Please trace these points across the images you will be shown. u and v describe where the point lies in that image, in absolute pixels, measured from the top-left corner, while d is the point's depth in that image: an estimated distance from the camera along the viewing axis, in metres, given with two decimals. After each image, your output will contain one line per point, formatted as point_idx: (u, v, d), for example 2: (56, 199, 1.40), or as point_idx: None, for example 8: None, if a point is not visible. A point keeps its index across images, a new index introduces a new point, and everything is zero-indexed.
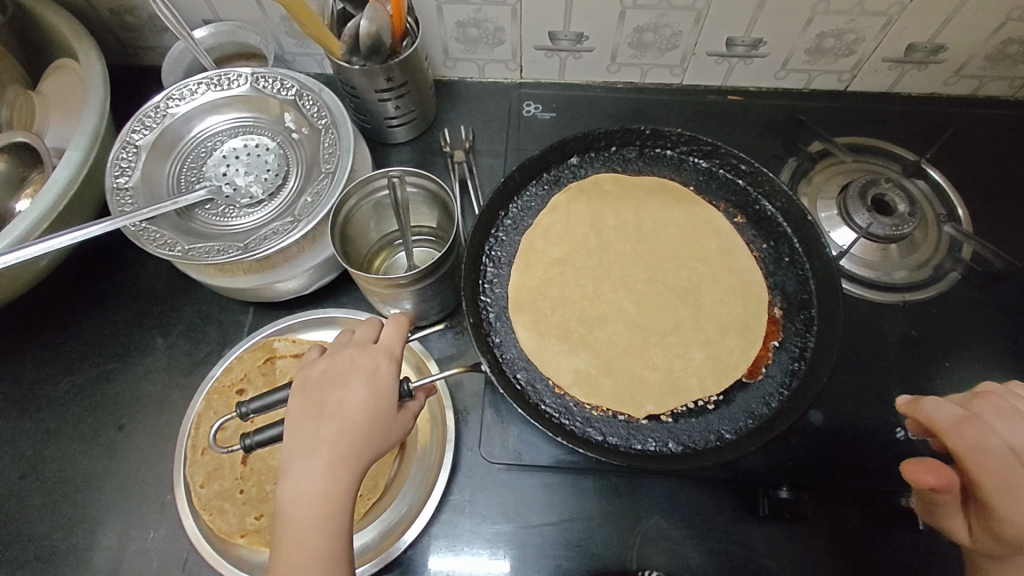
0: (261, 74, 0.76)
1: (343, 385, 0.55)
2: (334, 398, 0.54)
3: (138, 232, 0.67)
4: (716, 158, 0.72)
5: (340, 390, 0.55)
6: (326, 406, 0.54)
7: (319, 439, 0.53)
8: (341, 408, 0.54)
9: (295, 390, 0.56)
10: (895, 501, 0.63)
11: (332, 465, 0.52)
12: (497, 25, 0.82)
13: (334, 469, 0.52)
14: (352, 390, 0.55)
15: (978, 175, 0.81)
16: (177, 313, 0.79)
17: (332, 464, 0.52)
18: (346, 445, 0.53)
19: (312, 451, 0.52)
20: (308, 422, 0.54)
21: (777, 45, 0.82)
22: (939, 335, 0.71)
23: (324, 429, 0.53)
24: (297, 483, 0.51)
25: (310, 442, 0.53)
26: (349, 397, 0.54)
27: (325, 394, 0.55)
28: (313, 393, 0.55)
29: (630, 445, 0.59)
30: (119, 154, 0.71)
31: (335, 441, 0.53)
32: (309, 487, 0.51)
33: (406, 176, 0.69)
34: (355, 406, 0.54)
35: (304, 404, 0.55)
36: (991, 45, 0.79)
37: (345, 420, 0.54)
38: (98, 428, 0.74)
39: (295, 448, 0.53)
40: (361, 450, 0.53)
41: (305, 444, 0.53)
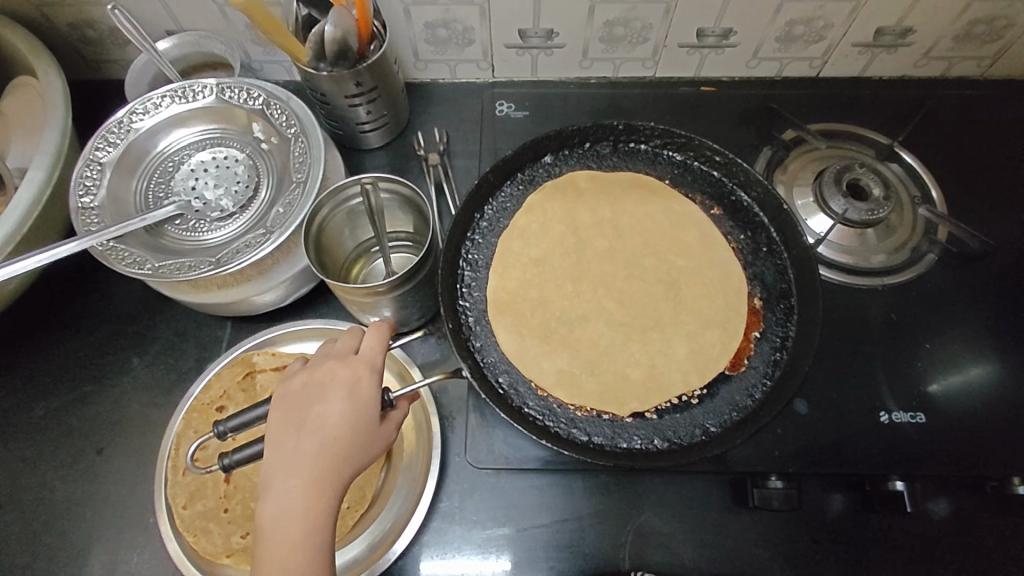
0: (226, 84, 0.74)
1: (324, 398, 0.54)
2: (314, 412, 0.54)
3: (106, 251, 0.65)
4: (690, 150, 0.71)
5: (321, 404, 0.54)
6: (306, 421, 0.53)
7: (299, 455, 0.52)
8: (322, 421, 0.53)
9: (274, 404, 0.55)
10: (881, 486, 0.63)
11: (313, 481, 0.51)
12: (466, 24, 0.81)
13: (315, 486, 0.51)
14: (333, 402, 0.54)
15: (951, 156, 0.81)
16: (153, 331, 0.77)
17: (314, 480, 0.51)
18: (327, 460, 0.52)
19: (292, 467, 0.51)
20: (288, 437, 0.53)
21: (747, 34, 0.81)
22: (920, 316, 0.71)
23: (304, 444, 0.52)
24: (278, 502, 0.51)
25: (290, 458, 0.52)
26: (330, 410, 0.53)
27: (305, 407, 0.54)
28: (292, 407, 0.54)
29: (616, 444, 0.59)
30: (83, 172, 0.70)
31: (316, 456, 0.52)
32: (290, 505, 0.50)
33: (379, 182, 0.68)
34: (335, 420, 0.53)
35: (284, 419, 0.54)
36: (958, 27, 0.79)
37: (325, 435, 0.53)
38: (77, 453, 0.72)
39: (275, 465, 0.52)
40: (342, 465, 0.52)
41: (285, 461, 0.52)
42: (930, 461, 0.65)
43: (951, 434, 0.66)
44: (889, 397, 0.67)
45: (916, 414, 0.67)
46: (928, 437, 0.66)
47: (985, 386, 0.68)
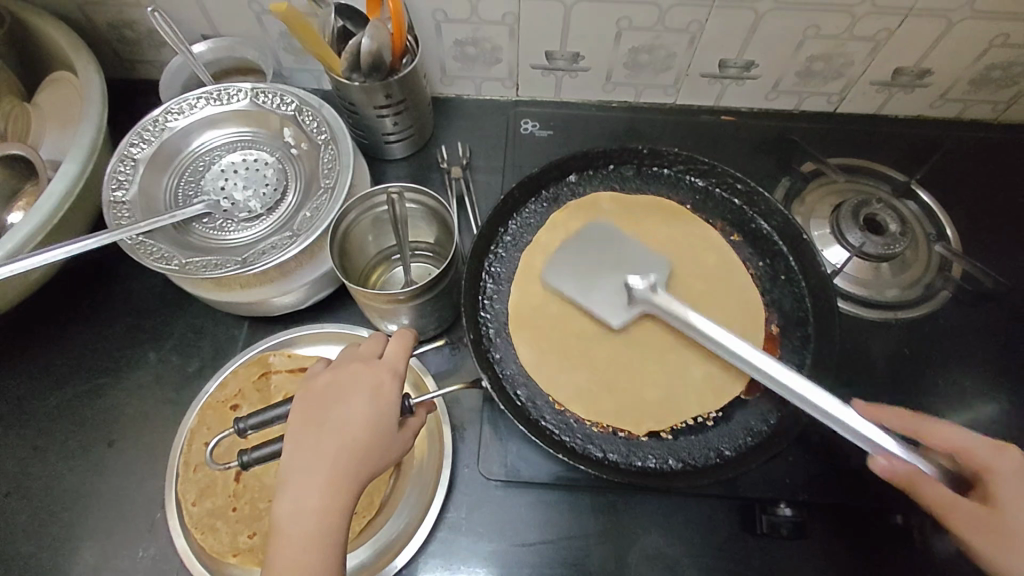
0: (261, 88, 0.76)
1: (345, 400, 0.55)
2: (336, 414, 0.54)
3: (135, 245, 0.66)
4: (713, 177, 0.73)
5: (342, 406, 0.54)
6: (327, 422, 0.54)
7: (318, 454, 0.52)
8: (343, 423, 0.54)
9: (296, 404, 0.56)
10: (890, 519, 0.64)
11: (331, 482, 0.51)
12: (495, 44, 0.83)
13: (332, 487, 0.51)
14: (354, 405, 0.54)
15: (964, 196, 0.83)
16: (170, 327, 0.78)
17: (332, 481, 0.52)
18: (344, 462, 0.52)
19: (311, 467, 0.52)
20: (308, 438, 0.53)
21: (768, 67, 0.84)
22: (932, 352, 0.72)
23: (324, 445, 0.53)
24: (294, 501, 0.51)
25: (309, 458, 0.52)
26: (351, 413, 0.54)
27: (326, 409, 0.55)
28: (314, 408, 0.55)
29: (631, 462, 0.59)
30: (116, 167, 0.71)
31: (335, 457, 0.52)
32: (306, 505, 0.51)
33: (405, 192, 0.70)
34: (356, 424, 0.54)
35: (305, 419, 0.54)
36: (974, 70, 0.81)
37: (346, 437, 0.53)
38: (87, 445, 0.72)
39: (294, 464, 0.52)
40: (361, 468, 0.53)
41: (303, 461, 0.52)
42: None
43: None
44: None
45: None
46: None
47: (994, 425, 0.69)
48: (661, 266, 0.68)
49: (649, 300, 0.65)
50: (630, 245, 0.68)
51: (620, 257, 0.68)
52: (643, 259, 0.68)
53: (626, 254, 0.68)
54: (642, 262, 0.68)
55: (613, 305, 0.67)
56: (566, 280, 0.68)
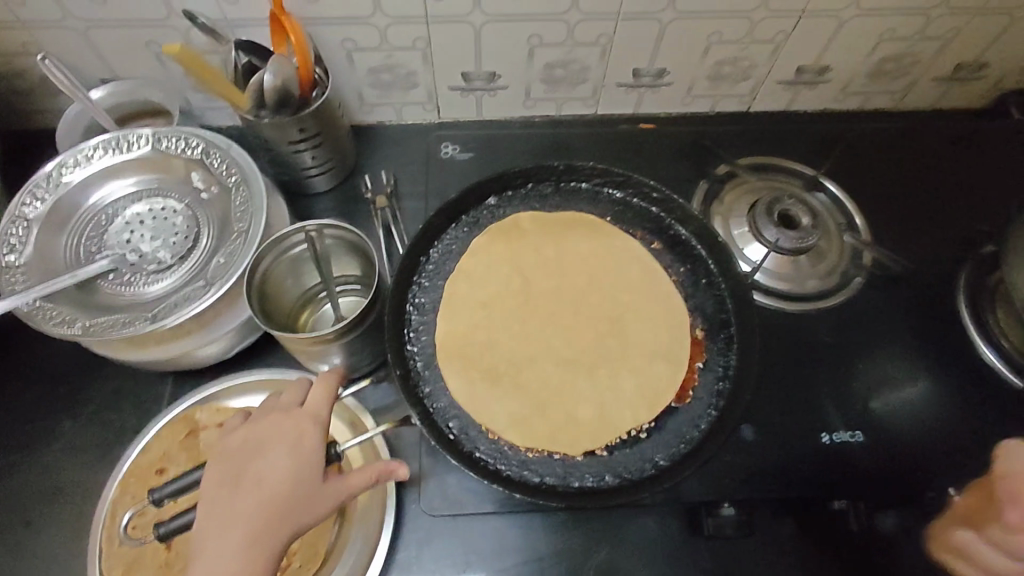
0: (162, 133, 0.73)
1: (263, 454, 0.53)
2: (254, 468, 0.52)
3: (32, 310, 0.63)
4: (629, 188, 0.74)
5: (260, 460, 0.53)
6: (244, 477, 0.52)
7: (233, 514, 0.50)
8: (261, 476, 0.52)
9: (212, 463, 0.54)
10: (829, 506, 0.66)
11: (249, 540, 0.49)
12: (409, 69, 0.83)
13: (248, 547, 0.49)
14: (273, 456, 0.53)
15: (873, 184, 0.87)
16: (87, 390, 0.73)
17: (250, 539, 0.49)
18: (262, 519, 0.50)
19: (227, 526, 0.50)
20: (226, 496, 0.52)
21: (680, 73, 0.86)
22: (854, 337, 0.75)
23: (242, 502, 0.51)
24: (209, 565, 0.48)
25: (226, 518, 0.50)
26: (269, 467, 0.52)
27: (244, 464, 0.53)
28: (231, 465, 0.53)
29: (568, 483, 0.59)
30: (7, 229, 0.67)
31: (252, 513, 0.50)
32: (222, 568, 0.48)
33: (324, 229, 0.68)
34: (275, 476, 0.52)
35: (221, 477, 0.53)
36: (869, 64, 0.86)
37: (264, 491, 0.51)
38: (2, 526, 0.67)
39: (210, 525, 0.50)
40: (282, 522, 0.51)
41: (219, 521, 0.50)
42: (871, 480, 0.67)
43: (889, 452, 0.68)
44: (831, 418, 0.70)
45: (856, 433, 0.69)
46: (869, 456, 0.68)
47: (917, 403, 0.71)
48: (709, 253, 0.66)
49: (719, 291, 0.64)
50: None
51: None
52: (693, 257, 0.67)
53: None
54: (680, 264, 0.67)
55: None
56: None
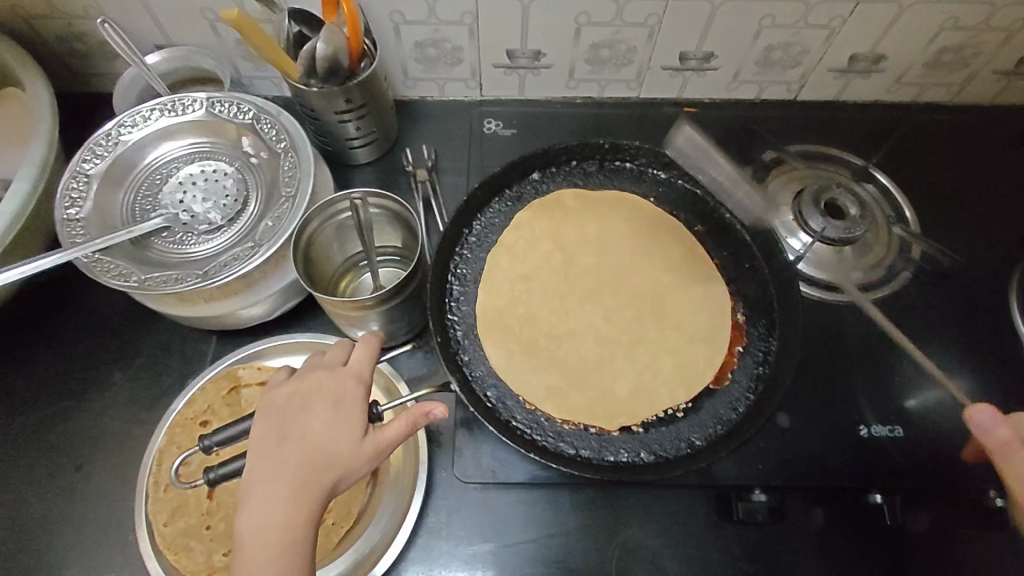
0: (216, 98, 0.74)
1: (308, 410, 0.55)
2: (299, 422, 0.54)
3: (91, 263, 0.65)
4: (674, 170, 0.73)
5: (305, 416, 0.54)
6: (290, 431, 0.54)
7: (280, 465, 0.52)
8: (306, 431, 0.54)
9: (258, 415, 0.56)
10: (863, 499, 0.65)
11: (294, 490, 0.51)
12: (456, 44, 0.83)
13: (296, 497, 0.51)
14: (317, 413, 0.54)
15: (923, 178, 0.84)
16: (136, 345, 0.76)
17: (294, 490, 0.51)
18: (308, 471, 0.52)
19: (273, 476, 0.52)
20: (271, 447, 0.53)
21: (728, 57, 0.84)
22: (896, 332, 0.73)
23: (288, 454, 0.53)
24: (257, 512, 0.51)
25: (272, 468, 0.52)
26: (314, 423, 0.54)
27: (289, 418, 0.55)
28: (276, 417, 0.55)
29: (603, 457, 0.60)
30: (69, 184, 0.70)
31: (297, 465, 0.52)
32: (269, 515, 0.51)
33: (368, 197, 0.69)
34: (320, 431, 0.54)
35: (266, 428, 0.54)
36: (927, 54, 0.83)
37: (308, 445, 0.53)
38: (53, 470, 0.70)
39: (257, 474, 0.52)
40: (325, 475, 0.52)
41: (266, 470, 0.52)
42: (907, 475, 0.66)
43: (927, 448, 0.67)
44: (869, 412, 0.69)
45: (894, 428, 0.68)
46: (906, 451, 0.67)
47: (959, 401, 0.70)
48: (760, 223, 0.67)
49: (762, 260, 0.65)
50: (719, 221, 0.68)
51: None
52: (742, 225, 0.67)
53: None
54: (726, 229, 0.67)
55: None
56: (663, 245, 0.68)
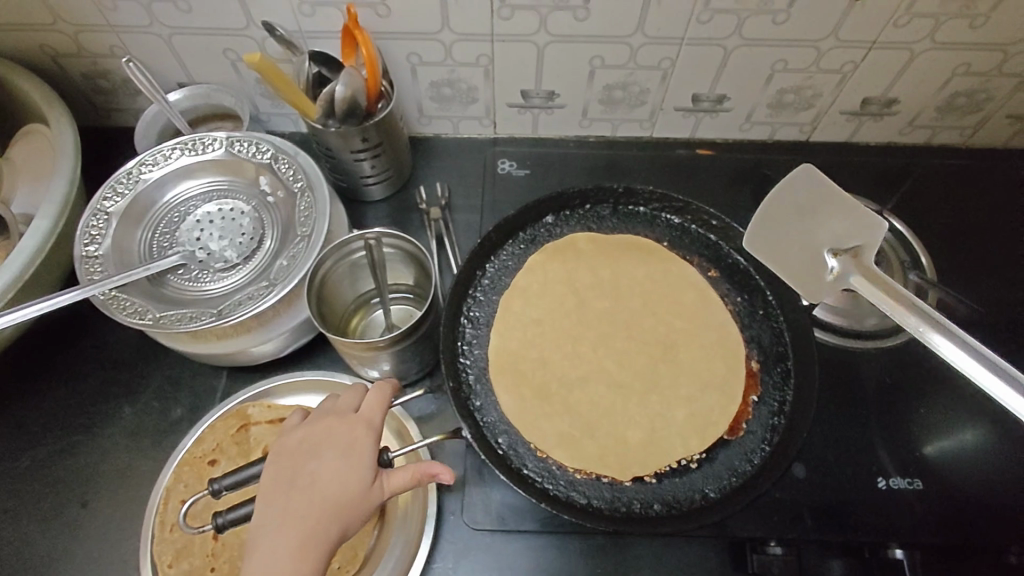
0: (236, 138, 0.76)
1: (318, 456, 0.55)
2: (307, 470, 0.54)
3: (107, 300, 0.66)
4: (688, 214, 0.73)
5: (315, 461, 0.54)
6: (298, 478, 0.54)
7: (287, 513, 0.52)
8: (314, 479, 0.53)
9: (268, 463, 0.56)
10: (882, 553, 0.63)
11: (299, 540, 0.50)
12: (471, 84, 0.84)
13: (300, 547, 0.50)
14: (327, 460, 0.54)
15: (937, 221, 0.84)
16: (146, 379, 0.76)
17: (299, 540, 0.51)
18: (314, 520, 0.51)
19: (279, 525, 0.51)
20: (280, 494, 0.53)
21: (740, 100, 0.85)
22: (914, 380, 0.72)
23: (295, 501, 0.52)
24: (260, 563, 0.50)
25: (278, 515, 0.52)
26: (323, 469, 0.54)
27: (299, 464, 0.55)
28: (287, 463, 0.55)
29: (615, 508, 0.59)
30: (89, 222, 0.71)
31: (303, 515, 0.52)
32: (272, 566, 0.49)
33: (382, 238, 0.69)
34: (327, 480, 0.53)
35: (276, 476, 0.54)
36: (940, 98, 0.83)
37: (316, 493, 0.53)
38: (60, 505, 0.70)
39: (263, 523, 0.52)
40: (331, 524, 0.52)
41: (273, 519, 0.52)
42: (928, 530, 0.64)
43: (947, 502, 0.66)
44: (886, 462, 0.68)
45: (914, 480, 0.67)
46: (927, 504, 0.66)
47: (980, 452, 0.68)
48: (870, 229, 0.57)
49: (854, 265, 0.56)
50: (833, 221, 0.58)
51: (809, 232, 0.59)
52: (852, 229, 0.57)
53: (819, 222, 0.59)
54: (838, 233, 0.58)
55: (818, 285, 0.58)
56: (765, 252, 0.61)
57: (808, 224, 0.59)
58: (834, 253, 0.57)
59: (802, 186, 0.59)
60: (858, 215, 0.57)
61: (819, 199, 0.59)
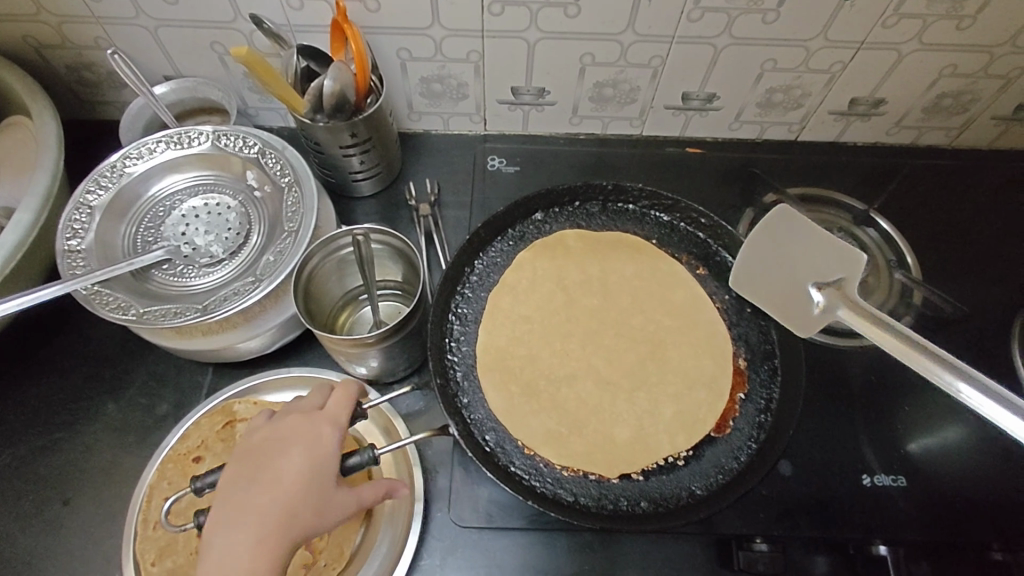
0: (222, 131, 0.75)
1: (280, 452, 0.54)
2: (269, 467, 0.54)
3: (90, 295, 0.65)
4: (677, 212, 0.73)
5: (277, 458, 0.54)
6: (259, 475, 0.53)
7: (248, 511, 0.52)
8: (278, 476, 0.53)
9: (231, 461, 0.55)
10: (866, 550, 0.64)
11: (260, 538, 0.50)
12: (461, 80, 0.84)
13: (260, 544, 0.50)
14: (290, 457, 0.54)
15: (923, 220, 0.85)
16: (131, 375, 0.75)
17: (262, 537, 0.50)
18: (276, 517, 0.51)
19: (242, 523, 0.51)
20: (243, 492, 0.53)
21: (730, 99, 0.86)
22: (899, 378, 0.73)
23: (256, 499, 0.52)
24: (222, 562, 0.50)
25: (239, 513, 0.52)
26: (284, 466, 0.53)
27: (261, 461, 0.54)
28: (249, 460, 0.55)
29: (602, 505, 0.59)
30: (71, 216, 0.70)
31: (266, 512, 0.51)
32: (233, 565, 0.49)
33: (371, 234, 0.69)
34: (289, 476, 0.53)
35: (239, 474, 0.54)
36: (926, 99, 0.84)
37: (279, 490, 0.52)
38: (41, 503, 0.69)
39: (226, 521, 0.51)
40: (294, 522, 0.51)
41: (236, 517, 0.51)
42: (911, 527, 0.65)
43: (931, 499, 0.66)
44: (872, 460, 0.68)
45: (898, 477, 0.67)
46: (910, 501, 0.66)
47: (963, 449, 0.69)
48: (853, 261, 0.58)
49: (839, 297, 0.58)
50: (811, 256, 0.61)
51: (792, 269, 0.62)
52: (834, 262, 0.60)
53: (799, 258, 0.61)
54: (820, 268, 0.60)
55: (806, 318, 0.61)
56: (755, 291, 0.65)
57: (786, 261, 0.62)
58: (819, 288, 0.60)
59: (788, 223, 0.61)
60: (838, 246, 0.60)
61: (796, 236, 0.61)
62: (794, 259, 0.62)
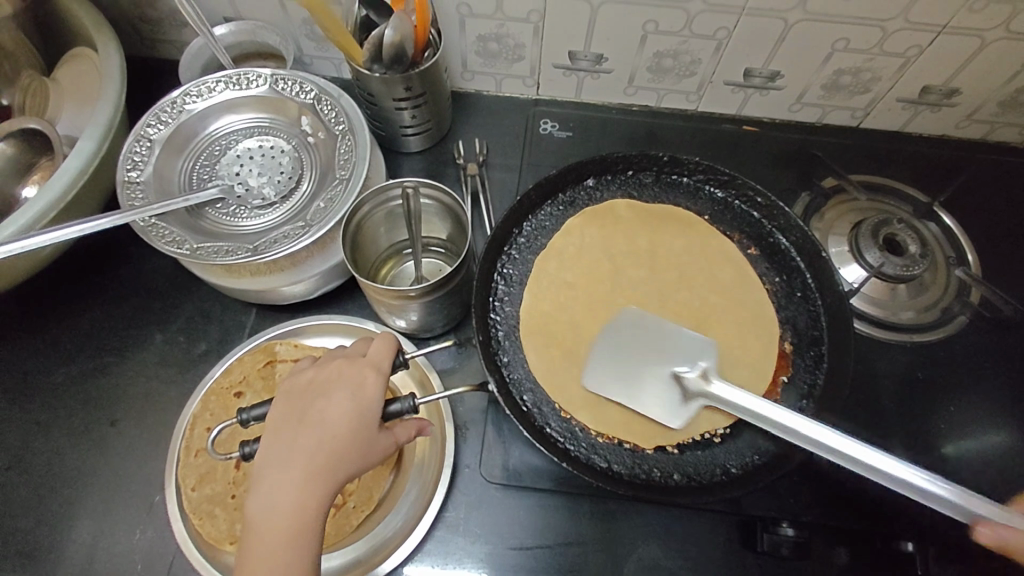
0: (280, 76, 0.75)
1: (327, 395, 0.55)
2: (316, 409, 0.55)
3: (146, 227, 0.66)
4: (732, 189, 0.72)
5: (323, 401, 0.55)
6: (308, 416, 0.55)
7: (296, 450, 0.53)
8: (322, 419, 0.54)
9: (279, 399, 0.57)
10: (893, 546, 0.63)
11: (307, 477, 0.52)
12: (519, 40, 0.82)
13: (308, 484, 0.52)
14: (337, 400, 0.55)
15: (986, 219, 0.82)
16: (178, 309, 0.77)
17: (308, 477, 0.52)
18: (322, 458, 0.52)
19: (289, 461, 0.53)
20: (290, 431, 0.54)
21: (795, 78, 0.82)
22: (944, 377, 0.71)
23: (304, 440, 0.53)
24: (269, 495, 0.52)
25: (287, 452, 0.53)
26: (330, 409, 0.54)
27: (308, 403, 0.56)
28: (297, 401, 0.56)
29: (635, 474, 0.60)
30: (132, 148, 0.71)
31: (312, 454, 0.53)
32: (280, 500, 0.51)
33: (421, 188, 0.69)
34: (336, 419, 0.54)
35: (287, 413, 0.55)
36: (1005, 92, 0.80)
37: (323, 434, 0.53)
38: (90, 422, 0.72)
39: (272, 458, 0.53)
40: (340, 464, 0.53)
41: (282, 454, 0.53)
42: (942, 526, 0.64)
43: None
44: (906, 457, 0.67)
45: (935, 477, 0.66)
46: None
47: (1005, 456, 0.67)
48: (708, 349, 0.65)
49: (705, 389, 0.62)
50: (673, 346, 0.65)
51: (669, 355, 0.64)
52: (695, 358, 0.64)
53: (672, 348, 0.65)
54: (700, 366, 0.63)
55: (666, 406, 0.62)
56: (606, 376, 0.64)
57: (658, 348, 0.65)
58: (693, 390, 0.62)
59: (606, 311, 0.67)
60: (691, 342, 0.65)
61: (651, 333, 0.66)
62: (651, 355, 0.65)
